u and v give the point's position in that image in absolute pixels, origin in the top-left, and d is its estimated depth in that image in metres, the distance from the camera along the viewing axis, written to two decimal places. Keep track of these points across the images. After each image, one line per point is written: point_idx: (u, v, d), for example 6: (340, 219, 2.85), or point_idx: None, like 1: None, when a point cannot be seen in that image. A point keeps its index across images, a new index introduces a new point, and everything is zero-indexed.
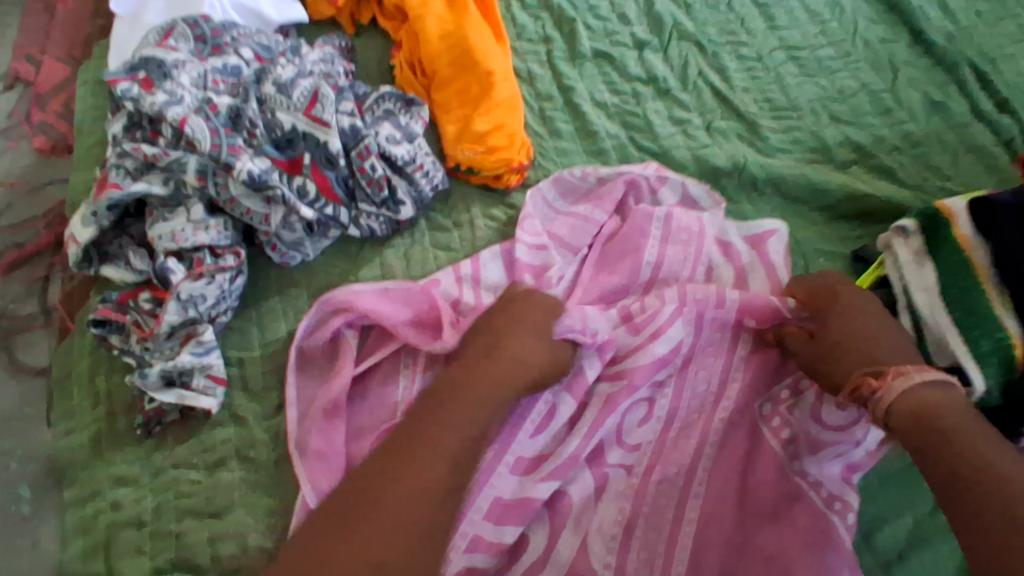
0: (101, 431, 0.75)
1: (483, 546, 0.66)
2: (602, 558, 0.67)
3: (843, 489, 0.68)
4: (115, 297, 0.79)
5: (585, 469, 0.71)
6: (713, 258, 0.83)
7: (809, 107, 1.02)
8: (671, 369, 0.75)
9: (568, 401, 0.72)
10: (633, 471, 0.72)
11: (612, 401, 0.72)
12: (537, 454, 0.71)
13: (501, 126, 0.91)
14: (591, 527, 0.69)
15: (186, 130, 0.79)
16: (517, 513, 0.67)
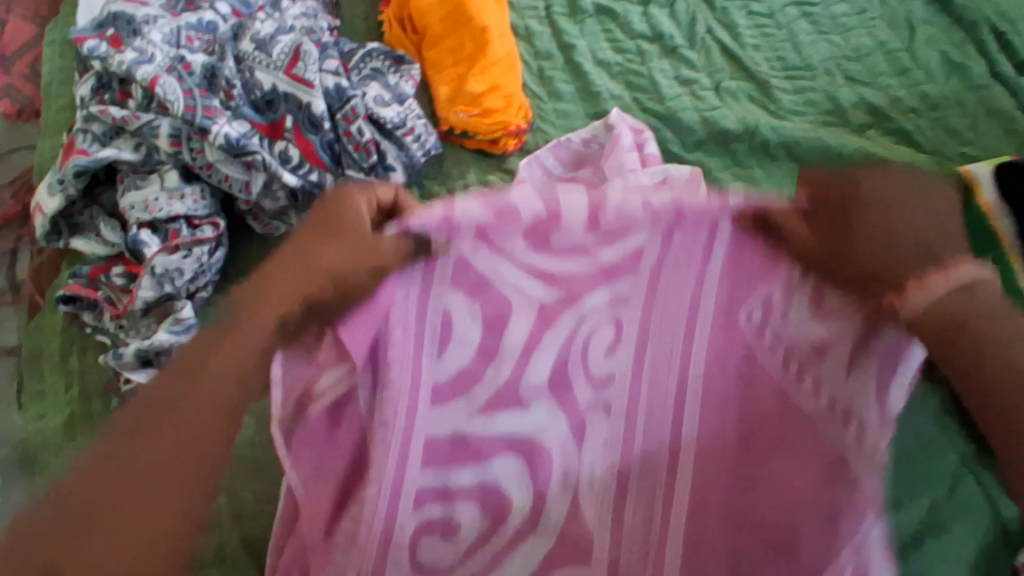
0: (74, 415, 0.70)
1: (430, 497, 0.53)
2: (598, 511, 0.57)
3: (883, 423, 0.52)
4: (87, 272, 0.74)
5: (554, 409, 0.55)
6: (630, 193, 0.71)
7: (823, 67, 0.97)
8: (633, 281, 0.52)
9: (464, 305, 0.50)
10: (612, 411, 0.56)
11: (549, 316, 0.52)
12: (457, 377, 0.52)
13: (497, 87, 0.85)
14: (581, 476, 0.57)
15: (157, 90, 0.74)
16: (462, 456, 0.54)
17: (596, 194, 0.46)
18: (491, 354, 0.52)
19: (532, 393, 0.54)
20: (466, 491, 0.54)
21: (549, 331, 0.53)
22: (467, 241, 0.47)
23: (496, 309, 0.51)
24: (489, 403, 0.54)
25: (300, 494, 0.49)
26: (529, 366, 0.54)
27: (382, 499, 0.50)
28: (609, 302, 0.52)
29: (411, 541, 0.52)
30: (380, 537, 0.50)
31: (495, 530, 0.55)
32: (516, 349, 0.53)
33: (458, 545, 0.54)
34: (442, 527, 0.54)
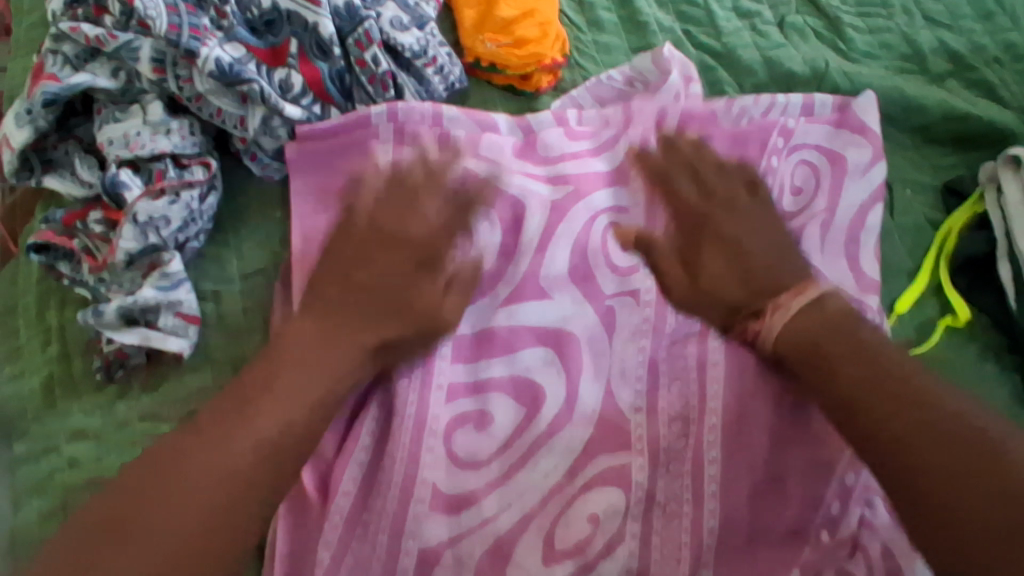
0: (54, 377, 0.64)
1: (462, 391, 0.62)
2: (632, 401, 0.62)
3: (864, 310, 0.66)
4: (61, 217, 0.65)
5: (580, 301, 0.65)
6: None
7: (901, 4, 0.84)
8: (634, 184, 0.68)
9: (481, 219, 0.65)
10: (639, 300, 0.65)
11: (560, 208, 0.66)
12: (481, 280, 0.65)
13: (532, 13, 0.74)
14: (612, 370, 0.63)
15: (135, 4, 0.62)
16: (488, 352, 0.63)
17: (561, 112, 0.71)
18: (508, 258, 0.65)
19: (556, 287, 0.65)
20: (497, 384, 0.62)
21: (562, 220, 0.66)
22: (471, 153, 0.67)
23: (512, 210, 0.66)
24: (509, 299, 0.64)
25: None
26: (544, 260, 0.65)
27: (413, 390, 0.60)
28: (617, 203, 0.68)
29: (445, 430, 0.60)
30: (411, 425, 0.59)
31: (526, 432, 0.61)
32: (531, 244, 0.65)
33: (489, 438, 0.60)
34: (477, 419, 0.61)
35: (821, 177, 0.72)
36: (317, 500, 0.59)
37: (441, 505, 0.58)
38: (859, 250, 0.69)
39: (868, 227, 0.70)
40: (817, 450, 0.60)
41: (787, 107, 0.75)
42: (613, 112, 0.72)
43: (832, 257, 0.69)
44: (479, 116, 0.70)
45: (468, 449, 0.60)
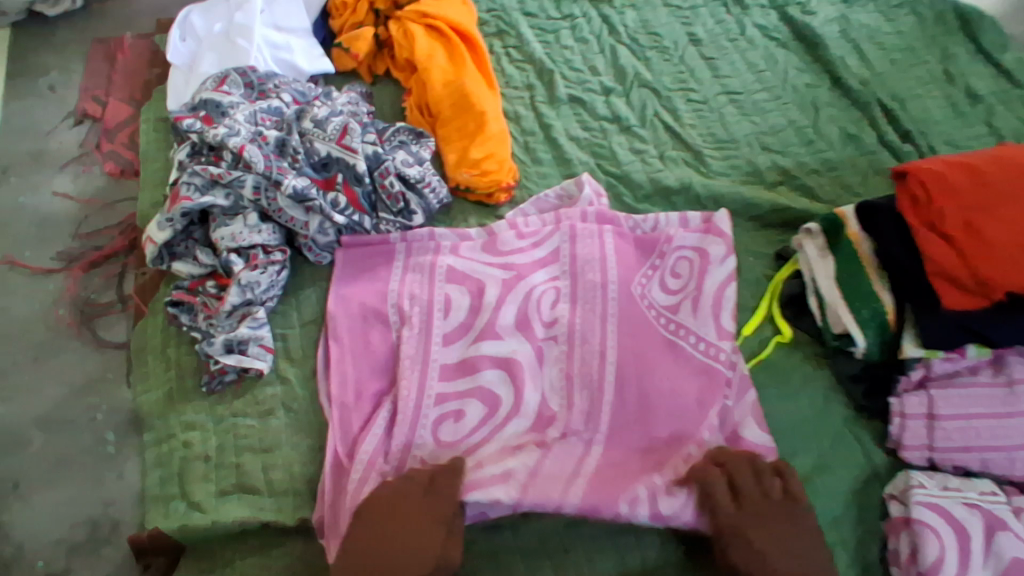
0: (173, 390, 0.95)
1: (449, 397, 0.92)
2: (558, 403, 0.93)
3: (721, 340, 0.96)
4: (187, 284, 1.00)
5: (520, 339, 0.97)
6: (610, 259, 1.02)
7: (745, 140, 1.23)
8: (559, 267, 1.03)
9: (457, 291, 1.01)
10: (559, 339, 0.97)
11: (508, 284, 1.01)
12: (459, 327, 0.98)
13: (492, 154, 1.12)
14: (539, 383, 0.94)
15: (245, 155, 1.00)
16: (465, 371, 0.94)
17: (513, 219, 1.08)
18: (475, 312, 0.99)
19: (506, 332, 0.97)
20: (470, 393, 0.93)
21: (509, 292, 1.00)
22: (451, 254, 1.05)
23: (477, 285, 1.01)
24: (476, 338, 0.97)
25: (351, 401, 0.92)
26: (501, 313, 0.98)
27: (413, 395, 0.92)
28: (547, 278, 1.02)
29: (435, 422, 0.91)
30: (411, 412, 0.91)
31: (489, 420, 0.91)
32: (490, 303, 0.99)
33: (462, 425, 0.91)
34: (456, 413, 0.91)
35: (695, 265, 1.03)
36: (346, 458, 0.88)
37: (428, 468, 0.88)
38: (720, 313, 0.98)
39: (725, 299, 0.99)
40: (683, 415, 0.90)
41: (668, 222, 1.09)
42: (547, 217, 1.08)
43: (701, 319, 0.98)
44: (460, 231, 1.08)
45: (450, 432, 0.90)
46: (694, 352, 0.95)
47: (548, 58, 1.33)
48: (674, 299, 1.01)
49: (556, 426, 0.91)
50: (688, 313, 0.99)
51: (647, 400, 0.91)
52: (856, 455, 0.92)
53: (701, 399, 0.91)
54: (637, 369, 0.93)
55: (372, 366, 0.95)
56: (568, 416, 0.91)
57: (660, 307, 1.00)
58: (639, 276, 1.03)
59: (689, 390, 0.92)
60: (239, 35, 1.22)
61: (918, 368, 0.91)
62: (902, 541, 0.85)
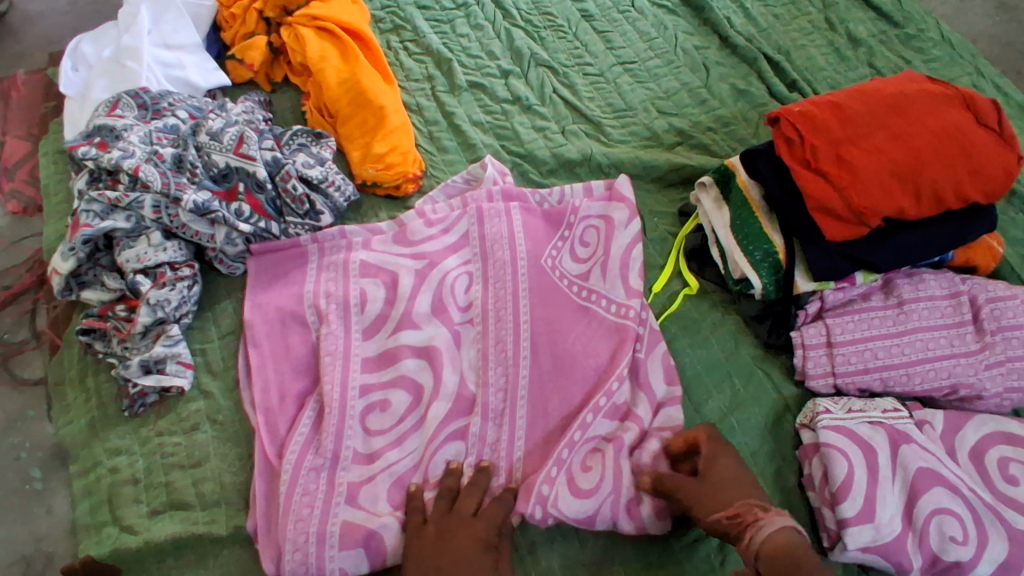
0: (96, 419, 0.95)
1: (373, 388, 0.94)
2: (478, 381, 0.94)
3: (630, 299, 0.99)
4: (97, 311, 1.00)
5: (437, 325, 0.99)
6: (517, 230, 1.05)
7: (642, 107, 1.27)
8: (470, 250, 1.06)
9: (372, 285, 1.02)
10: (475, 321, 0.99)
11: (421, 273, 1.03)
12: (377, 320, 1.00)
13: (396, 147, 1.14)
14: (458, 363, 0.96)
15: (140, 175, 1.00)
16: (386, 362, 0.96)
17: (419, 208, 1.10)
18: (392, 303, 1.01)
19: (423, 318, 0.99)
20: (393, 380, 0.95)
21: (422, 281, 1.02)
22: (364, 249, 1.06)
23: (391, 277, 1.03)
24: (394, 329, 0.99)
25: (275, 405, 0.93)
26: (417, 302, 1.00)
27: (336, 390, 0.93)
28: (460, 263, 1.05)
29: (361, 414, 0.92)
30: (337, 407, 0.91)
31: (413, 408, 0.93)
32: (406, 292, 1.01)
33: (387, 414, 0.93)
34: (381, 403, 0.93)
35: (602, 231, 1.06)
36: (276, 461, 0.88)
37: (360, 459, 0.89)
38: (628, 274, 1.02)
39: (633, 258, 1.03)
40: (591, 372, 0.95)
41: (573, 193, 1.13)
42: (455, 202, 1.11)
43: (610, 281, 1.02)
44: (370, 226, 1.09)
45: (376, 421, 0.92)
46: (604, 313, 0.99)
47: (445, 48, 1.35)
48: (584, 266, 1.05)
49: (476, 406, 0.92)
50: (597, 277, 1.03)
51: (561, 364, 0.95)
52: (767, 391, 0.96)
53: (613, 357, 0.95)
54: (550, 340, 0.96)
55: (293, 366, 0.96)
56: (486, 396, 0.92)
57: (572, 276, 1.03)
58: (550, 248, 1.05)
59: (602, 352, 0.96)
60: (129, 57, 1.21)
61: (813, 302, 0.97)
62: (814, 464, 0.88)
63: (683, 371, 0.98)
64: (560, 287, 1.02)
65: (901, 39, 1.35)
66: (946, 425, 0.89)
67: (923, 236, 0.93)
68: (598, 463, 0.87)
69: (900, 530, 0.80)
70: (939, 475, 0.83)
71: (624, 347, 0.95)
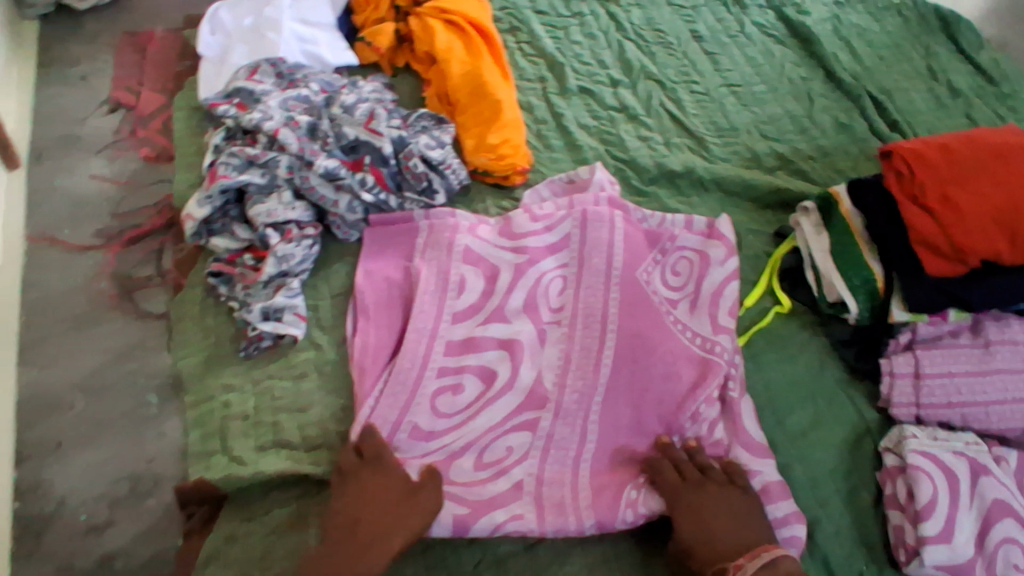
0: (212, 356, 1.03)
1: (449, 370, 0.97)
2: (553, 381, 0.97)
3: (718, 335, 1.00)
4: (225, 257, 1.08)
5: (525, 321, 1.01)
6: (616, 240, 1.07)
7: (745, 128, 1.31)
8: (567, 253, 1.08)
9: (472, 273, 1.05)
10: (562, 324, 1.02)
11: (520, 269, 1.05)
12: (468, 308, 1.03)
13: (508, 139, 1.20)
14: (538, 361, 0.99)
15: (279, 137, 1.08)
16: (469, 348, 0.99)
17: (525, 209, 1.12)
18: (488, 295, 1.04)
19: (513, 313, 1.02)
20: (471, 368, 0.97)
21: (520, 278, 1.05)
22: (468, 235, 1.09)
23: (491, 270, 1.06)
24: (484, 320, 1.02)
25: (368, 360, 0.98)
26: (511, 297, 1.03)
27: (416, 367, 0.96)
28: (556, 265, 1.07)
29: (433, 395, 0.95)
30: (413, 381, 0.95)
31: (482, 397, 0.95)
32: (503, 287, 1.04)
33: (458, 398, 0.95)
34: (455, 388, 0.96)
35: (694, 266, 1.08)
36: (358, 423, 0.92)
37: (416, 435, 0.93)
38: (717, 312, 1.03)
39: (725, 296, 1.04)
40: (672, 399, 0.94)
41: (673, 222, 1.13)
42: (561, 202, 1.13)
43: (697, 317, 1.03)
44: (476, 216, 1.13)
45: (445, 404, 0.95)
46: (693, 346, 0.99)
47: (558, 52, 1.41)
48: (674, 296, 1.06)
49: (549, 404, 0.95)
50: (685, 311, 1.04)
51: (642, 384, 0.95)
52: (850, 414, 0.99)
53: (695, 384, 0.95)
54: (631, 357, 0.97)
55: (392, 338, 1.00)
56: (561, 397, 0.95)
57: (662, 296, 1.05)
58: (645, 265, 1.06)
59: (684, 375, 0.95)
60: (270, 29, 1.30)
61: (905, 331, 0.99)
62: (898, 484, 0.90)
63: (769, 384, 1.01)
64: (647, 304, 1.02)
65: (1002, 94, 1.37)
66: (1019, 464, 0.91)
67: (1015, 283, 0.94)
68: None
69: (971, 555, 0.83)
70: (1013, 509, 0.85)
71: (710, 382, 0.94)
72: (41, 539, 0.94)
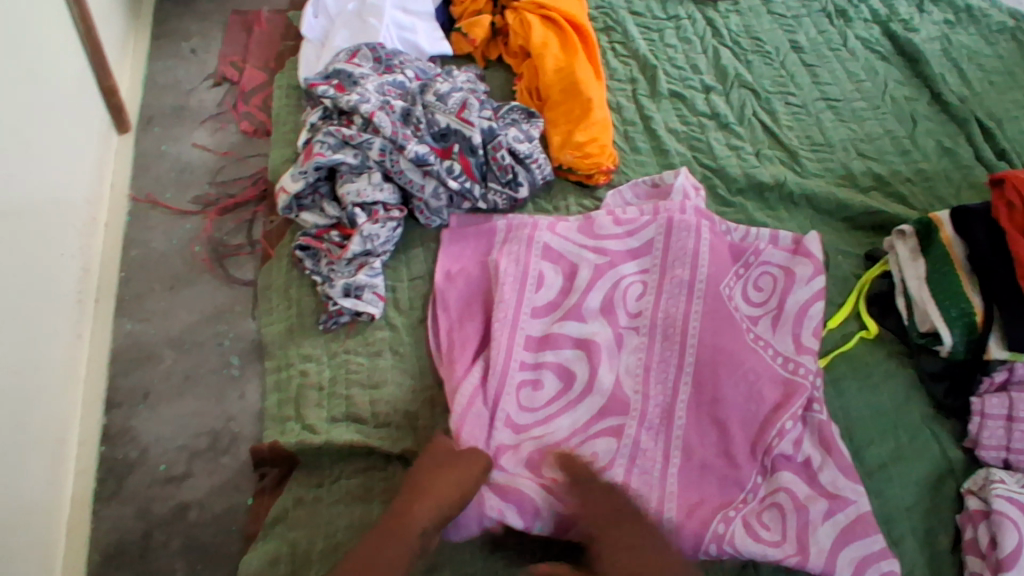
0: (294, 326, 1.07)
1: (528, 364, 0.97)
2: (632, 389, 0.96)
3: (803, 356, 0.98)
4: (314, 232, 1.12)
5: (603, 324, 1.01)
6: (701, 248, 1.05)
7: (841, 145, 1.27)
8: (649, 259, 1.06)
9: (551, 270, 1.05)
10: (640, 331, 1.01)
11: (600, 269, 1.05)
12: (547, 304, 1.03)
13: (596, 139, 1.20)
14: (614, 364, 0.98)
15: (375, 120, 1.10)
16: (547, 344, 0.98)
17: (602, 211, 1.12)
18: (567, 293, 1.04)
19: (591, 314, 1.01)
20: (550, 364, 0.97)
21: (600, 278, 1.04)
22: (547, 231, 1.09)
23: (570, 268, 1.06)
24: (562, 317, 1.01)
25: (450, 346, 1.00)
26: (589, 298, 1.02)
27: (504, 357, 0.96)
28: (637, 271, 1.06)
29: (515, 387, 0.94)
30: (501, 371, 0.95)
31: (563, 395, 0.95)
32: (581, 286, 1.03)
33: (537, 394, 0.95)
34: (535, 384, 0.96)
35: (779, 282, 1.05)
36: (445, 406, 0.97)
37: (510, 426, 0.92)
38: (801, 330, 1.00)
39: (810, 315, 1.01)
40: (755, 416, 0.92)
41: (758, 236, 1.11)
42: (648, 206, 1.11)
43: (780, 335, 1.00)
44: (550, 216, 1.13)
45: (527, 398, 0.94)
46: (774, 364, 0.97)
47: (651, 55, 1.39)
48: (757, 311, 1.03)
49: (634, 410, 0.94)
50: (767, 328, 1.01)
51: (721, 394, 0.94)
52: (933, 450, 0.94)
53: (778, 406, 0.93)
54: (712, 370, 0.95)
55: (472, 326, 1.01)
56: (645, 405, 0.94)
57: (744, 313, 1.03)
58: (730, 277, 1.04)
59: (767, 395, 0.93)
60: (372, 15, 1.33)
61: (1001, 371, 0.93)
62: (980, 529, 0.85)
63: (846, 410, 0.97)
64: (731, 318, 1.00)
65: None
66: None
67: None
68: (777, 524, 0.85)
69: None
70: None
71: (794, 401, 0.92)
72: (124, 482, 0.99)
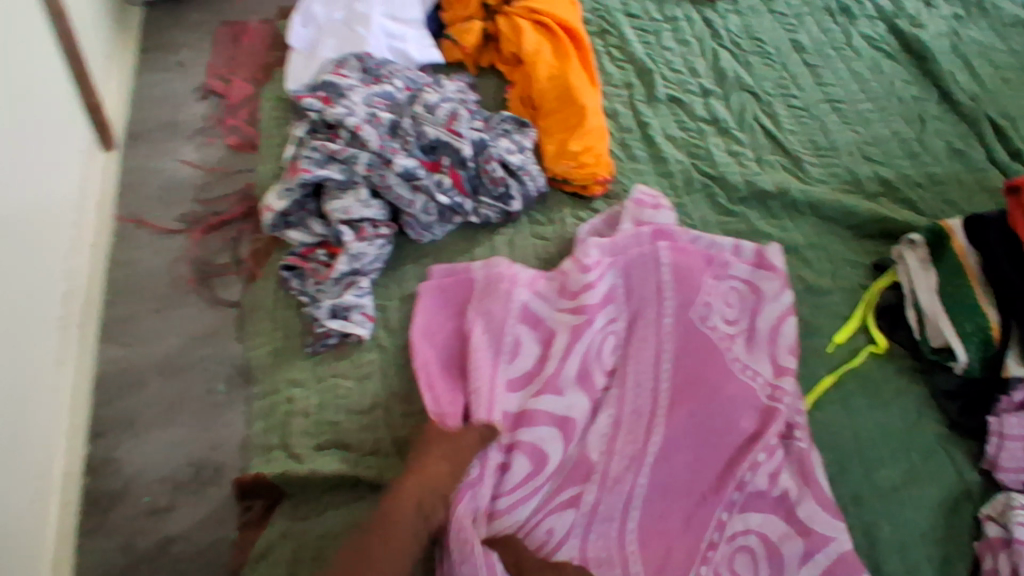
0: (281, 349, 1.03)
1: (498, 446, 0.88)
2: (599, 443, 0.90)
3: (779, 380, 0.94)
4: (299, 251, 1.08)
5: (578, 392, 0.92)
6: (663, 278, 0.99)
7: (846, 149, 1.22)
8: (618, 306, 0.99)
9: (528, 337, 0.97)
10: (602, 373, 0.95)
11: (577, 330, 0.95)
12: (523, 374, 0.95)
13: (590, 148, 1.15)
14: (585, 426, 0.91)
15: (362, 133, 1.07)
16: (520, 423, 0.90)
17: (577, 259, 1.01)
18: (544, 361, 0.95)
19: (567, 384, 0.93)
20: (523, 447, 0.87)
21: (577, 340, 0.94)
22: (525, 288, 1.00)
23: (548, 335, 0.97)
24: (537, 391, 0.92)
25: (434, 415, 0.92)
26: (567, 363, 0.93)
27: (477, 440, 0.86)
28: (606, 322, 0.97)
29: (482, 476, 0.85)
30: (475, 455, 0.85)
31: (531, 479, 0.86)
32: (559, 351, 0.94)
33: (506, 480, 0.86)
34: (503, 468, 0.87)
35: (747, 299, 1.02)
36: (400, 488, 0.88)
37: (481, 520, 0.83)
38: (778, 351, 0.97)
39: (784, 332, 0.98)
40: (718, 453, 0.89)
41: (721, 246, 1.06)
42: (620, 241, 1.03)
43: (756, 355, 0.97)
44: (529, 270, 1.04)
45: (494, 484, 0.86)
46: (752, 389, 0.93)
47: (648, 58, 1.35)
48: (732, 335, 0.98)
49: (596, 474, 0.87)
50: (743, 347, 0.98)
51: (699, 437, 0.89)
52: (949, 472, 0.89)
53: (753, 437, 0.90)
54: (685, 424, 0.90)
55: (444, 399, 0.92)
56: (608, 465, 0.88)
57: (720, 334, 0.98)
58: (699, 310, 0.98)
59: (743, 426, 0.90)
60: (359, 24, 1.29)
61: (1020, 389, 0.89)
62: (1001, 559, 0.80)
63: (857, 430, 0.93)
64: (706, 352, 0.95)
65: None
66: None
67: None
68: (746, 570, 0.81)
69: None
70: None
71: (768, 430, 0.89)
72: (107, 515, 0.96)
